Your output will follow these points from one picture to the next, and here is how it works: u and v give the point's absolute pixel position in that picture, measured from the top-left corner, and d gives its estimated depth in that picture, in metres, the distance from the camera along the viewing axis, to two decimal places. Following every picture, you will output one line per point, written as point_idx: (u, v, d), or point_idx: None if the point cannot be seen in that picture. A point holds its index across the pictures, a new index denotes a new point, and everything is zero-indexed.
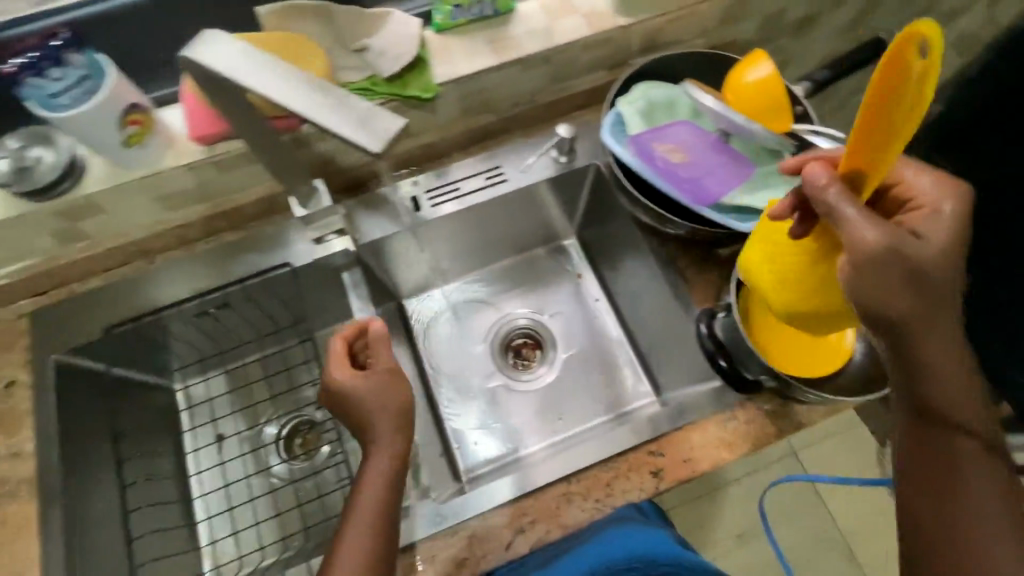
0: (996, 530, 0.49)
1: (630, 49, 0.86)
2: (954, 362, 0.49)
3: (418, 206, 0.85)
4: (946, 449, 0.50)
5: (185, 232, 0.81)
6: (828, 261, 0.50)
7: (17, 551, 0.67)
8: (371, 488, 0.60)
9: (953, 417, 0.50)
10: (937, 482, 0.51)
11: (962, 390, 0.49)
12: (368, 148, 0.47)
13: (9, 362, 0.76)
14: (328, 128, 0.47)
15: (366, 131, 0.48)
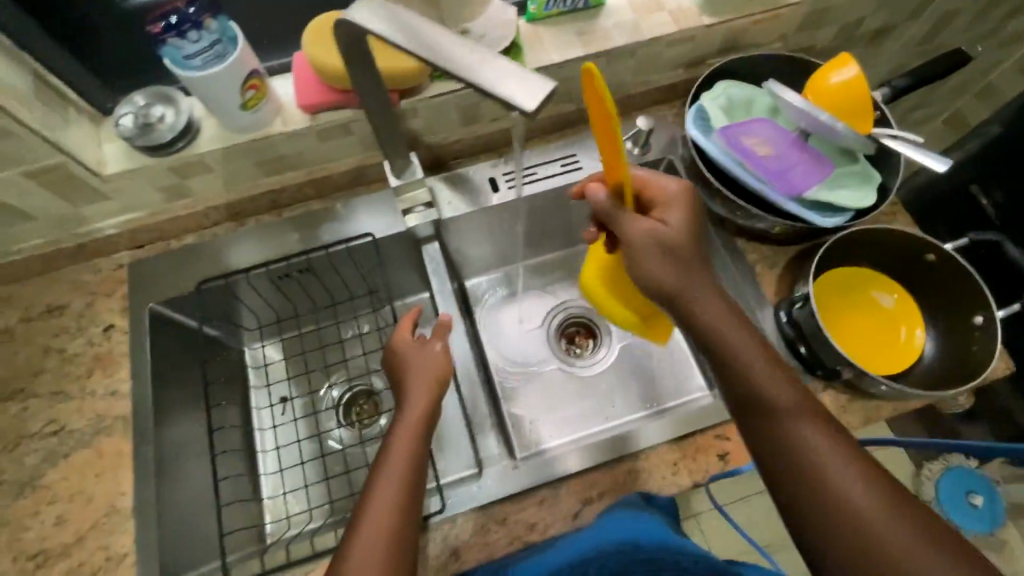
0: (887, 526, 0.49)
1: (711, 48, 0.88)
2: (771, 360, 0.58)
3: (496, 187, 0.88)
4: (788, 448, 0.54)
5: (276, 197, 0.85)
6: (624, 273, 0.76)
7: (111, 484, 0.71)
8: (402, 445, 0.62)
9: (774, 411, 0.55)
10: (806, 484, 0.52)
11: (793, 391, 0.57)
12: (522, 107, 0.41)
13: (108, 308, 0.81)
14: (480, 87, 0.43)
15: (520, 89, 0.42)
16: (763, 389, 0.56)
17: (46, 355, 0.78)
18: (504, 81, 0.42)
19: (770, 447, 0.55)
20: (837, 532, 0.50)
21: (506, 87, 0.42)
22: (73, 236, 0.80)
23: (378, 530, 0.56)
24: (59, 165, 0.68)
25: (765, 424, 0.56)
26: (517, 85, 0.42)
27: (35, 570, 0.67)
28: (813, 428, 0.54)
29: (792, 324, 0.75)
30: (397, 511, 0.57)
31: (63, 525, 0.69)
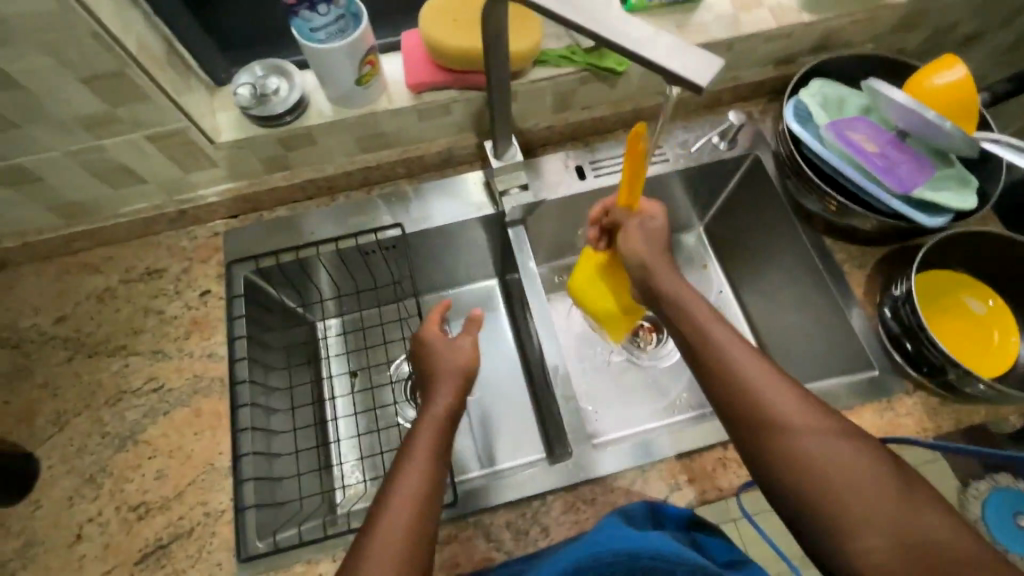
0: (868, 495, 0.51)
1: (804, 46, 0.89)
2: (743, 349, 0.60)
3: (583, 174, 0.88)
4: (764, 435, 0.56)
5: (368, 174, 0.87)
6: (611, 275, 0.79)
7: (208, 443, 0.73)
8: (424, 439, 0.59)
9: (750, 402, 0.57)
10: (786, 468, 0.54)
11: (771, 378, 0.58)
12: (691, 83, 0.43)
13: (204, 274, 0.83)
14: (647, 62, 0.44)
15: (687, 65, 0.44)
16: (738, 385, 0.58)
17: (145, 316, 0.80)
18: (671, 57, 0.44)
19: (748, 438, 0.57)
20: (823, 509, 0.52)
21: (674, 63, 0.44)
22: (176, 203, 0.82)
23: (399, 525, 0.53)
24: (181, 130, 0.70)
25: (741, 416, 0.58)
26: (684, 62, 0.44)
27: (137, 521, 0.69)
28: (789, 411, 0.56)
29: (898, 320, 0.74)
30: (417, 509, 0.54)
31: (162, 479, 0.71)
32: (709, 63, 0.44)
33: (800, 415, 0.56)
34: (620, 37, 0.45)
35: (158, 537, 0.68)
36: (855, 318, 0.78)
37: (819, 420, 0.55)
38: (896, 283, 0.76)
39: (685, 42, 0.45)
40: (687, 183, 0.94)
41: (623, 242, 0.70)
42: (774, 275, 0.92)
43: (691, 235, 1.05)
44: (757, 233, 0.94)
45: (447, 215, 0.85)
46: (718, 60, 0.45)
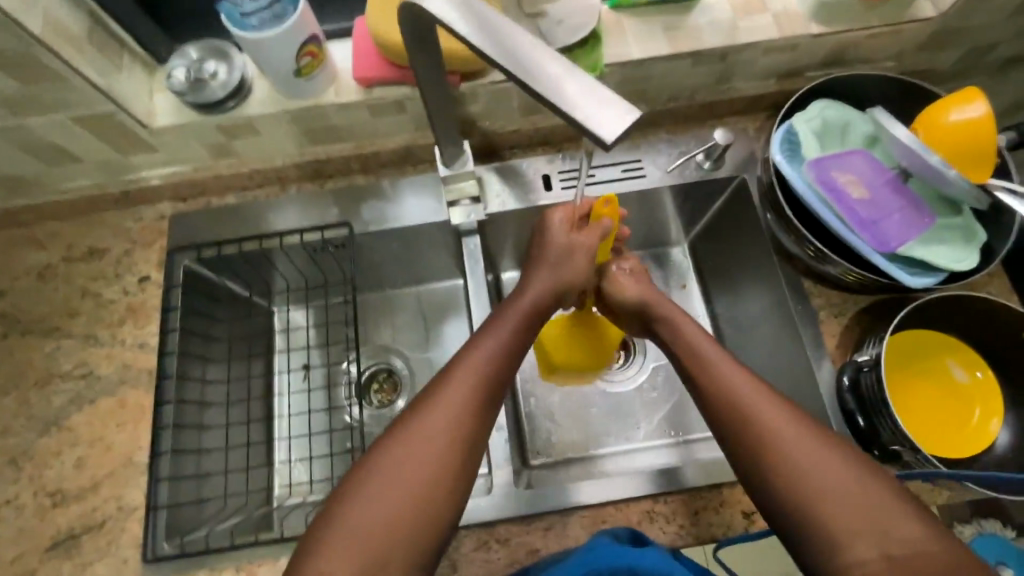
0: (865, 507, 0.48)
1: (812, 60, 0.79)
2: (729, 361, 0.58)
3: (549, 184, 0.82)
4: (757, 444, 0.52)
5: (321, 167, 0.82)
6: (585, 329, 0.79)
7: (130, 435, 0.73)
8: (459, 387, 0.53)
9: (739, 412, 0.54)
10: (779, 478, 0.50)
11: (758, 388, 0.55)
12: (598, 137, 0.38)
13: (145, 259, 0.81)
14: (556, 107, 0.40)
15: (599, 115, 0.39)
16: (723, 389, 0.56)
17: (82, 297, 0.79)
18: (584, 103, 0.39)
19: (738, 447, 0.53)
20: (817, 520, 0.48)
21: (586, 111, 0.39)
22: (120, 183, 0.80)
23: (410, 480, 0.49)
24: (108, 113, 0.67)
25: (733, 424, 0.54)
26: (596, 111, 0.39)
27: (52, 508, 0.69)
28: (781, 421, 0.52)
29: (855, 393, 0.67)
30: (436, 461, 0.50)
31: (81, 468, 0.71)
32: (624, 113, 0.39)
33: (793, 424, 0.52)
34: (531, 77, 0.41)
35: (70, 527, 0.68)
36: (821, 374, 0.71)
37: (811, 430, 0.52)
38: (862, 349, 0.69)
39: (603, 87, 0.40)
40: (669, 200, 0.85)
41: (612, 290, 0.70)
42: (748, 311, 0.84)
43: (676, 251, 0.96)
44: (736, 262, 0.86)
45: (400, 219, 0.81)
46: (637, 111, 0.39)
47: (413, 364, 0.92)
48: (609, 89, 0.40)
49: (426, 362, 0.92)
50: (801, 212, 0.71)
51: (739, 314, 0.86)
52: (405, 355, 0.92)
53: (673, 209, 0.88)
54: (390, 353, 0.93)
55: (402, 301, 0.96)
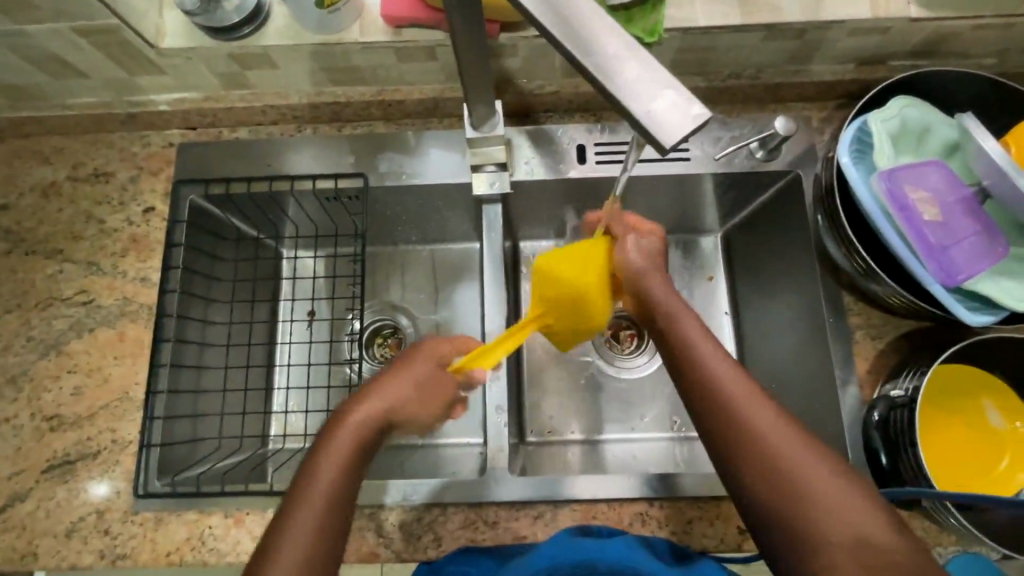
0: (840, 510, 0.46)
1: (900, 48, 0.70)
2: (717, 352, 0.54)
3: (584, 156, 0.75)
4: (738, 446, 0.50)
5: (340, 110, 0.77)
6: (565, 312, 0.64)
7: (128, 370, 0.72)
8: (338, 451, 0.51)
9: (721, 410, 0.51)
10: (760, 480, 0.48)
11: (743, 385, 0.52)
12: (658, 137, 0.33)
13: (151, 188, 0.77)
14: (609, 93, 0.34)
15: (661, 111, 0.33)
16: (707, 384, 0.52)
17: (85, 221, 0.76)
18: (645, 95, 0.33)
19: (717, 447, 0.51)
20: (791, 523, 0.47)
21: (646, 105, 0.33)
22: (126, 103, 0.76)
23: (296, 559, 0.46)
24: (113, 28, 0.63)
25: (713, 425, 0.51)
26: (659, 107, 0.33)
27: (49, 432, 0.70)
28: (763, 423, 0.50)
29: (883, 430, 0.62)
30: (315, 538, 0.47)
31: (78, 396, 0.71)
32: (691, 111, 0.33)
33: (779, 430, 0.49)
34: (585, 50, 0.35)
35: (66, 452, 0.69)
36: (844, 397, 0.67)
37: (792, 431, 0.49)
38: (896, 380, 0.65)
39: (667, 75, 0.34)
40: (710, 187, 0.79)
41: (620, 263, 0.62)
42: (776, 318, 0.79)
43: (708, 240, 0.90)
44: (771, 262, 0.80)
45: (421, 175, 0.76)
46: (705, 107, 0.33)
47: (419, 326, 0.89)
48: (674, 77, 0.34)
49: (433, 325, 0.89)
50: (858, 224, 0.64)
51: (766, 318, 0.80)
52: (412, 316, 0.89)
53: (713, 195, 0.81)
54: (396, 311, 0.90)
55: (412, 258, 0.92)
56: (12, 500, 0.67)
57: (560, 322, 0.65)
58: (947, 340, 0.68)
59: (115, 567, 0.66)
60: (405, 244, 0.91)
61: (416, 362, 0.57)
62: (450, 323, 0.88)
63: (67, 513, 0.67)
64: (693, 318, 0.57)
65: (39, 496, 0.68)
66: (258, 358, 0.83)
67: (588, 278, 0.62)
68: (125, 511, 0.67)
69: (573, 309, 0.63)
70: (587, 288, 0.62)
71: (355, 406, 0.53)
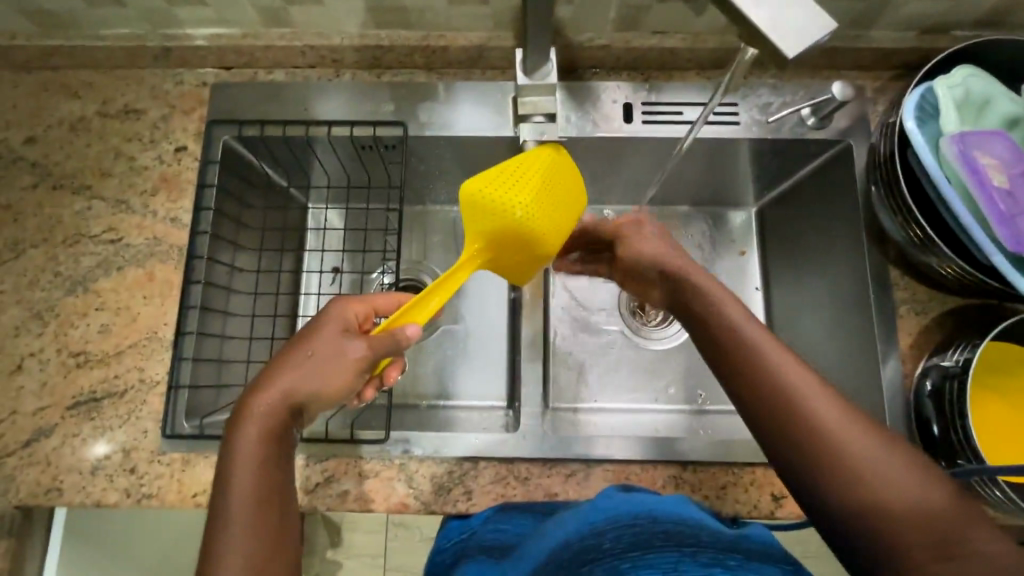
0: (907, 491, 0.44)
1: (966, 15, 0.68)
2: (763, 329, 0.53)
3: (629, 116, 0.73)
4: (797, 428, 0.48)
5: (381, 56, 0.75)
6: (498, 246, 0.59)
7: (156, 310, 0.70)
8: (247, 438, 0.48)
9: (777, 388, 0.49)
10: (820, 462, 0.46)
11: (799, 367, 0.50)
12: (786, 52, 0.41)
13: (183, 127, 0.75)
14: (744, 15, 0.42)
15: (787, 28, 0.41)
16: (758, 361, 0.51)
17: (115, 158, 0.74)
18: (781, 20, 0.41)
19: (771, 431, 0.49)
20: (855, 505, 0.45)
21: (775, 23, 0.41)
22: (161, 37, 0.74)
23: (235, 549, 0.45)
24: None
25: (767, 407, 0.49)
26: (786, 25, 0.41)
27: (75, 368, 0.68)
28: (822, 405, 0.47)
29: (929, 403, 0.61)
30: (248, 530, 0.46)
31: (106, 334, 0.70)
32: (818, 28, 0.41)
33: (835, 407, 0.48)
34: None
35: (92, 390, 0.68)
36: (886, 371, 0.66)
37: (847, 408, 0.48)
38: (943, 353, 0.63)
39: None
40: (754, 155, 0.77)
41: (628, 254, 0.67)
42: (815, 292, 0.77)
43: (742, 214, 0.88)
44: (811, 236, 0.78)
45: (462, 127, 0.74)
46: (827, 23, 0.41)
47: None
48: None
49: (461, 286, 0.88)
50: (916, 192, 0.63)
51: (803, 293, 0.79)
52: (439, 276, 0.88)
53: (757, 165, 0.79)
54: (424, 270, 0.89)
55: (441, 218, 0.90)
56: (37, 435, 0.66)
57: (506, 255, 0.60)
58: (994, 318, 0.67)
59: (140, 507, 0.65)
60: (435, 203, 0.90)
61: (319, 333, 0.53)
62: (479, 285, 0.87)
63: (93, 450, 0.66)
64: (736, 304, 0.55)
65: (64, 432, 0.67)
66: (284, 309, 0.82)
67: (517, 201, 0.57)
68: (151, 450, 0.66)
69: (517, 242, 0.59)
70: (517, 212, 0.57)
71: (257, 394, 0.50)
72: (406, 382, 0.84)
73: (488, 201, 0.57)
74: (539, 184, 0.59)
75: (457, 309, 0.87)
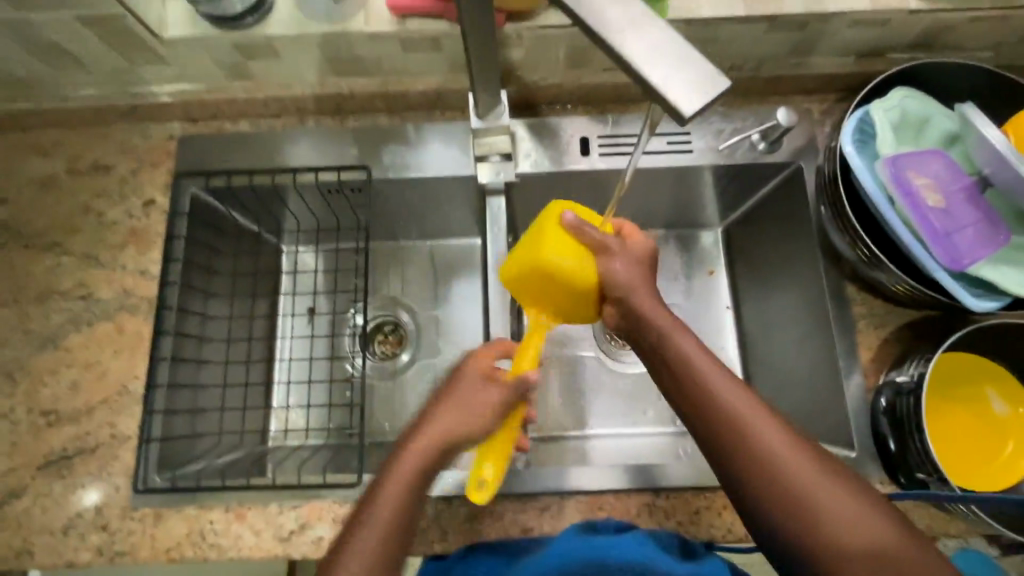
0: (853, 523, 0.45)
1: (900, 40, 0.71)
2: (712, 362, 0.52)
3: (587, 149, 0.75)
4: (745, 464, 0.48)
5: (343, 103, 0.77)
6: (563, 293, 0.59)
7: (126, 364, 0.71)
8: (402, 467, 0.52)
9: (722, 425, 0.50)
10: (767, 492, 0.47)
11: (747, 399, 0.50)
12: (678, 107, 0.34)
13: (152, 181, 0.77)
14: (630, 67, 0.35)
15: (680, 81, 0.35)
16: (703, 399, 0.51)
17: (84, 214, 0.75)
18: (652, 68, 0.35)
19: (722, 467, 0.50)
20: (802, 534, 0.46)
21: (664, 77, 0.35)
22: (127, 95, 0.76)
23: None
24: (115, 17, 0.63)
25: (715, 443, 0.50)
26: (679, 77, 0.35)
27: (46, 427, 0.68)
28: (771, 437, 0.48)
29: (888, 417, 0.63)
30: (376, 564, 0.48)
31: (76, 391, 0.70)
32: (695, 91, 0.34)
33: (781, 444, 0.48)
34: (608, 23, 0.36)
35: (63, 448, 0.68)
36: (849, 387, 0.67)
37: (794, 445, 0.48)
38: (900, 367, 0.65)
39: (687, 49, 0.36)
40: (711, 180, 0.79)
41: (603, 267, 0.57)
42: (779, 310, 0.79)
43: (709, 235, 0.90)
44: (773, 255, 0.80)
45: (426, 168, 0.76)
46: (723, 79, 0.35)
47: (421, 321, 0.88)
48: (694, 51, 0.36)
49: (435, 320, 0.88)
50: (860, 212, 0.65)
51: (768, 310, 0.81)
52: (413, 311, 0.89)
53: (716, 188, 0.81)
54: (398, 305, 0.89)
55: (414, 253, 0.91)
56: (7, 497, 0.66)
57: (569, 300, 0.59)
58: (949, 329, 0.69)
59: (113, 565, 0.64)
60: (406, 239, 0.91)
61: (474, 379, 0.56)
62: (453, 317, 0.88)
63: (65, 509, 0.66)
64: (688, 332, 0.55)
65: (35, 493, 0.66)
66: (257, 354, 0.82)
67: (549, 249, 0.56)
68: (123, 507, 0.66)
69: (567, 288, 0.58)
70: (553, 260, 0.56)
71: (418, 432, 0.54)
72: (383, 419, 0.84)
73: (536, 260, 0.57)
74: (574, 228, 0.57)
75: (431, 343, 0.88)
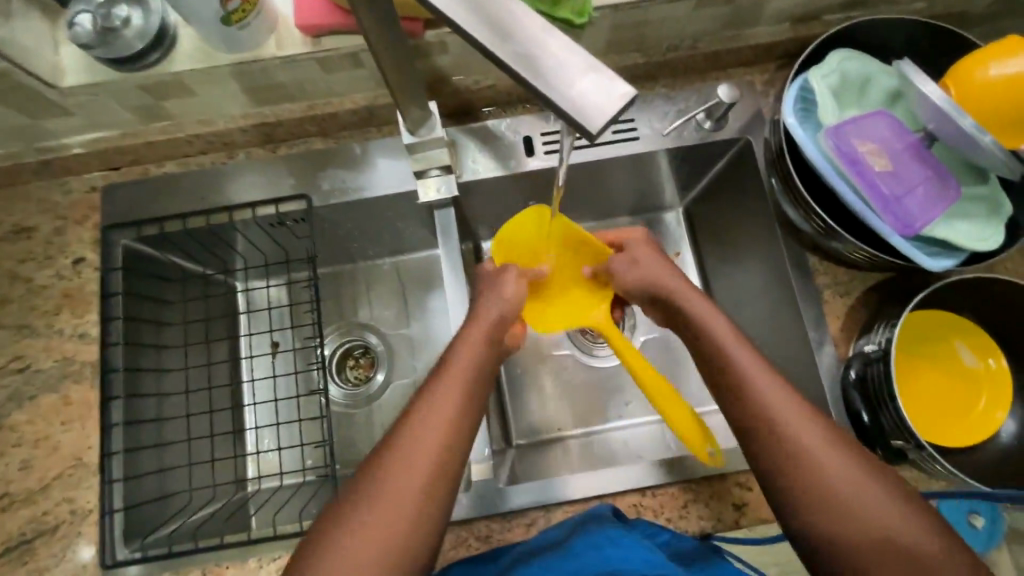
0: (869, 507, 0.46)
1: (832, 1, 0.69)
2: (753, 356, 0.54)
3: (531, 149, 0.73)
4: (775, 450, 0.49)
5: (271, 131, 0.73)
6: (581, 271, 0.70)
7: (78, 434, 0.67)
8: (452, 380, 0.54)
9: (754, 412, 0.51)
10: (787, 475, 0.49)
11: (782, 392, 0.52)
12: (585, 125, 0.31)
13: (79, 237, 0.72)
14: (529, 84, 0.32)
15: (584, 94, 0.31)
16: (741, 387, 0.52)
17: (10, 282, 0.71)
18: (564, 79, 0.31)
19: (751, 447, 0.51)
20: (814, 515, 0.47)
21: (569, 92, 0.31)
22: (37, 151, 0.71)
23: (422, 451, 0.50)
24: (4, 73, 0.59)
25: (749, 427, 0.51)
26: (584, 91, 0.31)
27: (0, 513, 0.65)
28: (803, 427, 0.49)
29: (862, 386, 0.62)
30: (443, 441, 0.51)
31: (27, 471, 0.66)
32: (617, 92, 0.31)
33: (810, 434, 0.49)
34: (501, 38, 0.32)
35: (22, 532, 0.64)
36: (821, 359, 0.67)
37: (823, 435, 0.49)
38: (869, 335, 0.65)
39: (592, 56, 0.32)
40: (663, 164, 0.77)
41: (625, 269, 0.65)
42: (745, 287, 0.78)
43: (672, 216, 0.87)
44: (734, 231, 0.78)
45: (368, 187, 0.73)
46: (630, 90, 0.31)
47: (388, 341, 0.86)
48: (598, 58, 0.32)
49: (401, 338, 0.86)
50: (810, 183, 0.65)
51: (733, 288, 0.79)
52: (379, 333, 0.86)
53: (668, 172, 0.79)
54: (363, 329, 0.86)
55: (371, 273, 0.88)
56: None
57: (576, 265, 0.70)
58: (912, 288, 0.69)
59: None
60: (361, 260, 0.88)
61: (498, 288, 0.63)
62: (421, 334, 0.85)
63: None
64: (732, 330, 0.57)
65: None
66: (221, 401, 0.78)
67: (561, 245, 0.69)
68: None
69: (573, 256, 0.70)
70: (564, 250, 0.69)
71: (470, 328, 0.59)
72: (362, 449, 0.81)
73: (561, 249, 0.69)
74: (572, 221, 0.67)
75: (401, 362, 0.85)
